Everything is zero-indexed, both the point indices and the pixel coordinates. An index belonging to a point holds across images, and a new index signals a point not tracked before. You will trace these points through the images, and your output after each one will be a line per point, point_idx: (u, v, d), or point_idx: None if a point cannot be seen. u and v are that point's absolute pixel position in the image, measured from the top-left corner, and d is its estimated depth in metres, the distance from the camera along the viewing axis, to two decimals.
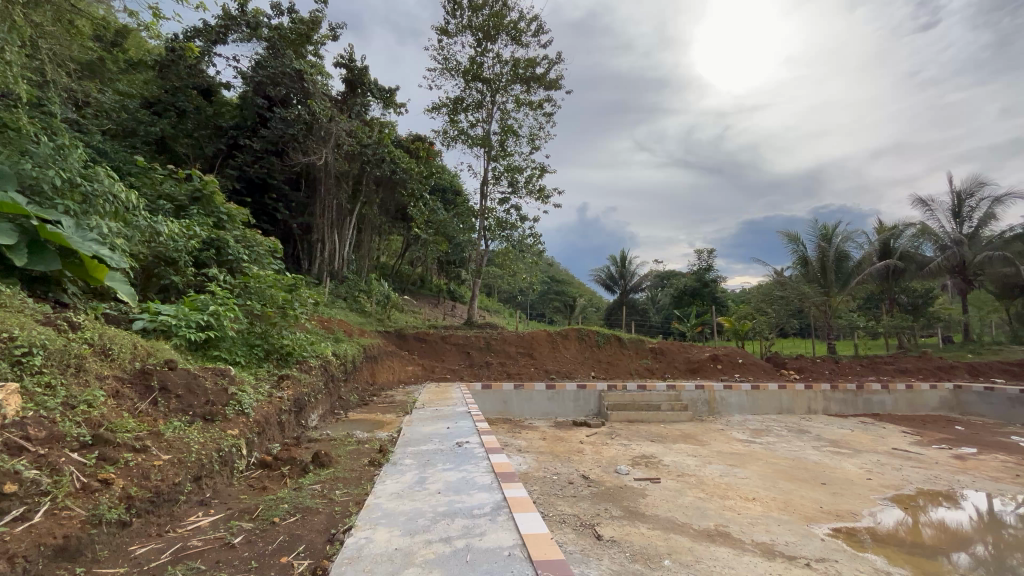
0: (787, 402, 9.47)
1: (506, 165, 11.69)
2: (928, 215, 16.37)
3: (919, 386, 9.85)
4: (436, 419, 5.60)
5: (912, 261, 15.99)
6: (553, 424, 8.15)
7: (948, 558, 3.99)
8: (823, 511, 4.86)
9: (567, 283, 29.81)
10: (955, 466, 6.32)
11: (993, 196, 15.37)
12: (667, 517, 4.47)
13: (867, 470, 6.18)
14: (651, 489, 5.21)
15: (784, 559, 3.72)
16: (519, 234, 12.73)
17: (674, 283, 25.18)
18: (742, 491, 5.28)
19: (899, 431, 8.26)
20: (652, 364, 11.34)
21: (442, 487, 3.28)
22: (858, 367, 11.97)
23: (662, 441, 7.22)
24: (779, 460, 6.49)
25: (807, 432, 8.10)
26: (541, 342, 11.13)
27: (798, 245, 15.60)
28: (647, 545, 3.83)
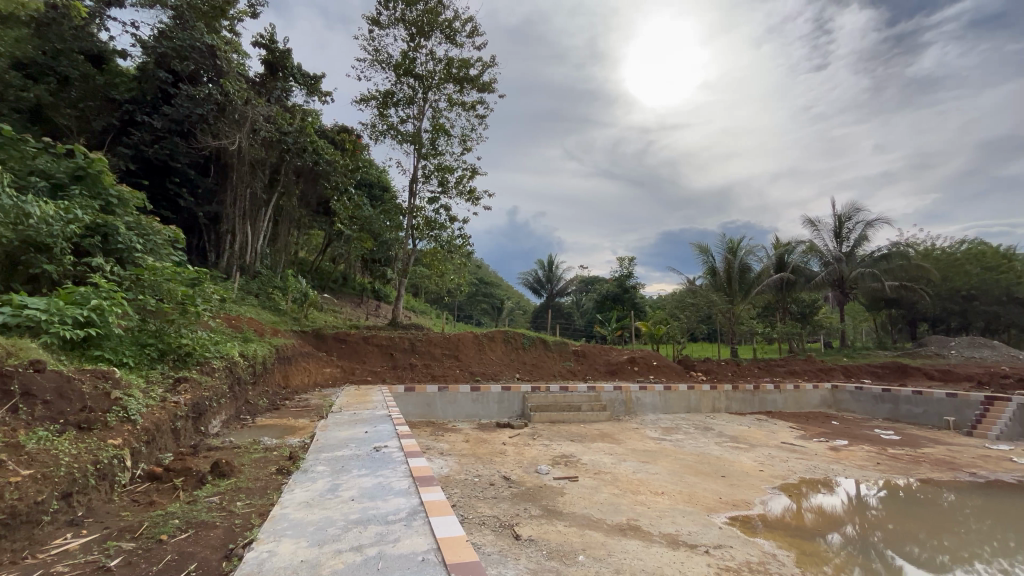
0: (695, 401, 10.19)
1: (437, 164, 11.53)
2: (816, 235, 18.43)
3: (804, 387, 11.04)
4: (353, 423, 5.38)
5: (802, 274, 17.89)
6: (477, 426, 8.13)
7: (823, 539, 4.50)
8: (722, 501, 5.29)
9: (496, 285, 29.99)
10: (831, 457, 7.16)
11: (866, 221, 17.65)
12: (583, 513, 4.63)
13: (760, 463, 6.82)
14: (569, 488, 5.37)
15: (686, 548, 3.99)
16: (448, 234, 12.58)
17: (597, 289, 26.22)
18: (652, 485, 5.61)
19: (787, 426, 9.20)
20: (575, 366, 11.72)
21: (356, 493, 3.15)
22: (755, 369, 13.17)
23: (581, 440, 7.48)
24: (686, 456, 6.96)
25: (711, 429, 8.77)
26: (467, 344, 11.08)
27: (708, 257, 16.89)
28: (563, 542, 3.94)
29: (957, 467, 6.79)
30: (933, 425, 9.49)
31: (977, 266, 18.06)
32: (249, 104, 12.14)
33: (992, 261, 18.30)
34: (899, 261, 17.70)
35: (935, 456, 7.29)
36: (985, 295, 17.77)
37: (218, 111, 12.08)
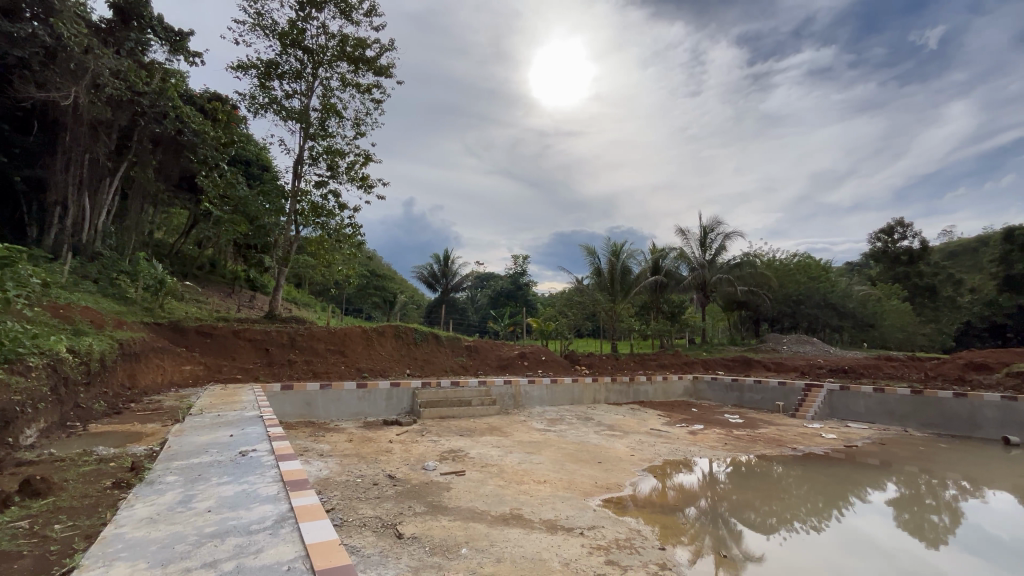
0: (578, 393, 10.85)
1: (326, 146, 10.78)
2: (685, 242, 20.66)
3: (671, 378, 12.33)
4: (215, 426, 4.81)
5: (673, 278, 19.92)
6: (361, 425, 7.78)
7: (681, 513, 5.05)
8: (598, 485, 5.69)
9: (390, 278, 29.02)
10: (689, 440, 8.09)
11: (725, 233, 20.19)
12: (467, 506, 4.67)
13: (631, 448, 7.47)
14: (456, 482, 5.38)
15: (563, 531, 4.23)
16: (336, 222, 11.86)
17: (492, 285, 26.69)
18: (535, 475, 5.86)
19: (655, 414, 10.21)
20: (467, 361, 11.78)
21: (213, 504, 2.82)
22: (631, 363, 14.41)
23: (470, 434, 7.54)
24: (567, 445, 7.38)
25: (591, 419, 9.41)
26: (354, 338, 10.55)
27: (594, 258, 18.03)
28: (447, 537, 3.93)
29: (784, 443, 8.07)
30: (768, 409, 11.18)
31: (803, 275, 21.98)
32: (92, 54, 9.98)
33: (815, 273, 22.35)
34: (747, 269, 20.76)
35: (768, 435, 8.60)
36: (809, 300, 21.44)
37: (48, 58, 9.83)
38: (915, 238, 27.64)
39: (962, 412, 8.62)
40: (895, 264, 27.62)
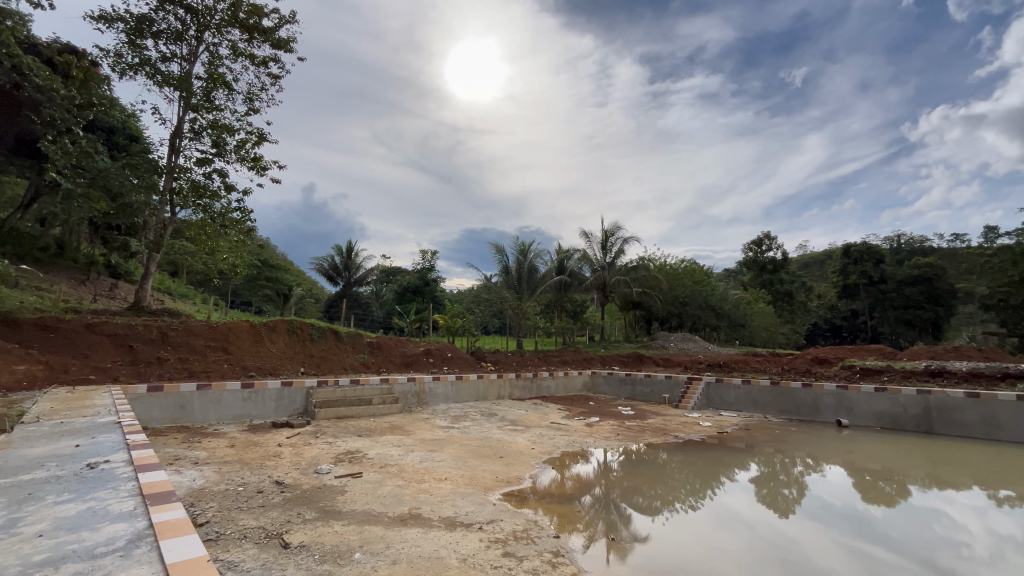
0: (482, 390, 10.96)
1: (211, 120, 9.69)
2: (588, 245, 21.76)
3: (571, 373, 12.95)
4: (56, 436, 4.09)
5: (576, 278, 20.93)
6: (247, 429, 7.13)
7: (577, 501, 5.31)
8: (498, 479, 5.78)
9: (285, 269, 26.97)
10: (585, 432, 8.54)
11: (624, 238, 21.56)
12: (363, 509, 4.48)
13: (532, 441, 7.70)
14: (352, 485, 5.13)
15: (462, 527, 4.24)
16: (222, 206, 10.71)
17: (398, 280, 25.97)
18: (437, 472, 5.80)
19: (556, 408, 10.62)
20: (369, 359, 11.31)
21: (47, 527, 2.39)
22: (535, 359, 14.86)
23: (370, 435, 7.26)
24: (470, 441, 7.40)
25: (494, 415, 9.53)
26: (241, 334, 9.64)
27: (502, 256, 18.26)
28: (338, 542, 3.73)
29: (667, 432, 8.84)
30: (656, 400, 12.17)
31: (689, 279, 24.21)
32: None
33: (699, 277, 24.74)
34: (642, 272, 22.13)
35: (654, 425, 9.35)
36: (693, 301, 23.70)
37: None
38: (778, 250, 31.72)
39: (808, 400, 10.06)
40: (762, 271, 31.44)
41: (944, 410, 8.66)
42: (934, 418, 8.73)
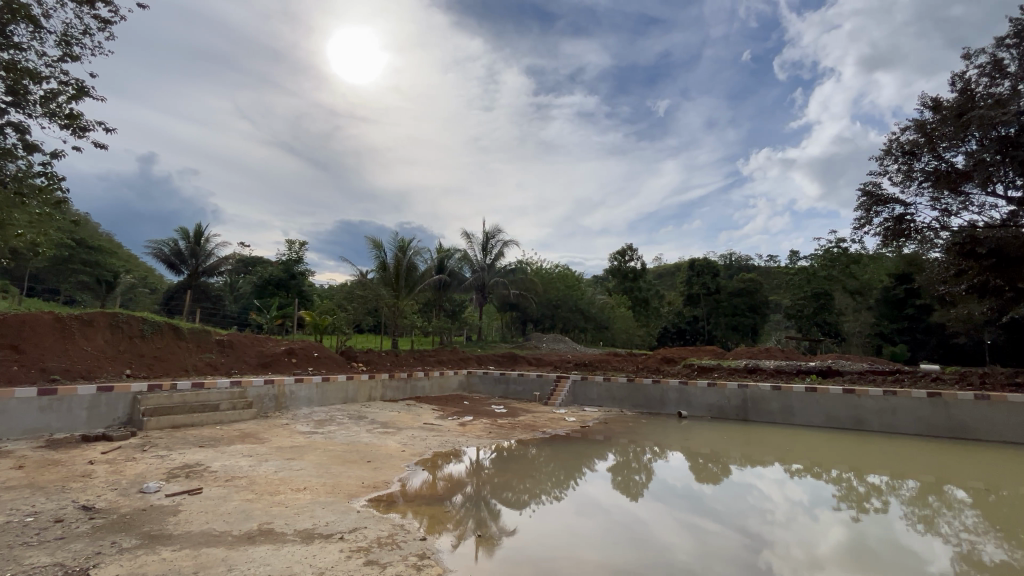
0: (352, 392, 10.40)
1: (7, 60, 7.74)
2: (469, 245, 21.92)
3: (447, 373, 12.95)
4: None
5: (456, 278, 20.93)
6: (44, 445, 5.81)
7: (447, 501, 5.28)
8: (364, 485, 5.50)
9: (111, 252, 22.66)
10: (458, 431, 8.56)
11: (503, 240, 22.12)
12: (200, 530, 3.92)
13: (402, 444, 7.48)
14: (188, 504, 4.46)
15: (320, 539, 3.94)
16: (18, 169, 8.58)
17: (258, 271, 23.47)
18: (295, 482, 5.33)
19: (429, 409, 10.48)
20: (217, 359, 10.03)
21: None
22: (410, 359, 14.54)
23: (214, 445, 6.40)
24: (335, 447, 6.94)
25: (364, 418, 9.08)
26: (41, 330, 7.88)
27: (379, 252, 17.57)
28: (166, 571, 3.22)
29: (536, 428, 9.26)
30: (527, 398, 12.69)
31: (562, 284, 25.83)
32: None
33: (570, 283, 26.58)
34: (520, 275, 23.12)
35: (525, 422, 9.73)
36: (564, 305, 25.47)
37: None
38: (638, 260, 35.35)
39: (656, 395, 11.34)
40: (624, 279, 34.89)
41: (757, 401, 10.39)
42: (750, 407, 10.44)
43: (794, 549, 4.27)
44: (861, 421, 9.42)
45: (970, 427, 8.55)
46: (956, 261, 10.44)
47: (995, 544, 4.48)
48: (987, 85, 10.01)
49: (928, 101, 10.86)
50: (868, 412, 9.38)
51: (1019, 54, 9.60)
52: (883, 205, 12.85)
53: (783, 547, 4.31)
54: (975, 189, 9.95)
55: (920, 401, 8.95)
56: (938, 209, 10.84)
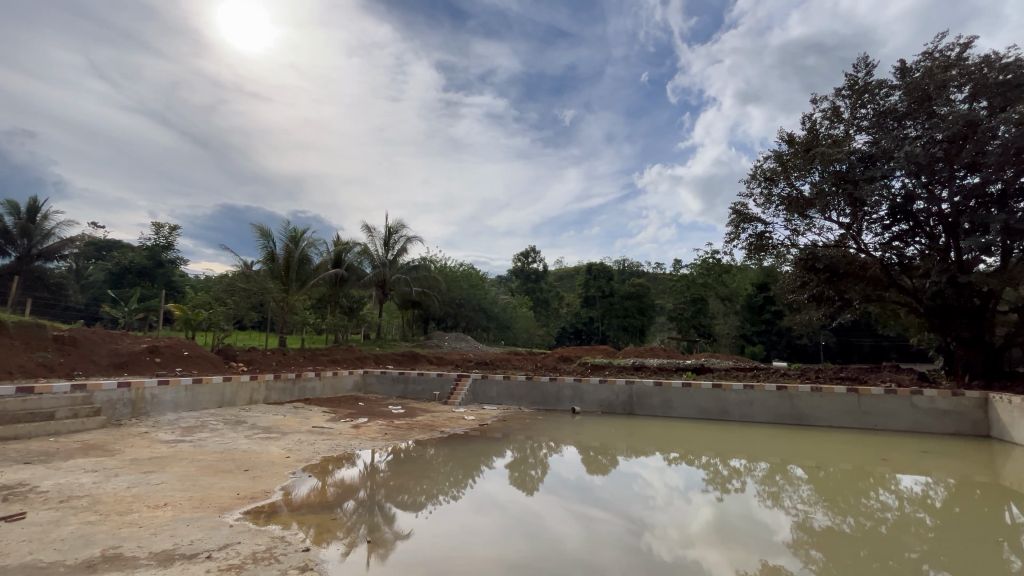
0: (229, 395, 9.43)
1: None
2: (370, 239, 21.08)
3: (340, 373, 12.28)
4: None
5: (354, 273, 19.88)
6: None
7: (337, 508, 4.99)
8: (239, 497, 5.00)
9: None
10: (351, 434, 8.17)
11: (407, 236, 21.56)
12: (20, 564, 3.27)
13: (287, 450, 6.94)
14: (4, 533, 3.70)
15: (182, 560, 3.50)
16: None
17: (115, 257, 20.35)
18: (152, 498, 4.68)
19: (320, 411, 9.85)
20: (54, 359, 8.50)
21: None
22: (300, 359, 13.56)
23: (46, 460, 5.40)
24: (206, 456, 6.23)
25: (243, 422, 8.26)
26: None
27: (267, 242, 16.19)
28: None
29: (434, 428, 9.14)
30: (426, 398, 12.49)
31: (465, 283, 25.89)
32: None
33: (473, 282, 26.75)
34: (424, 272, 22.39)
35: (422, 422, 9.57)
36: (467, 303, 25.61)
37: None
38: (540, 262, 36.56)
39: (552, 392, 11.80)
40: (527, 280, 35.94)
41: (642, 395, 11.28)
42: (635, 402, 11.30)
43: (671, 530, 4.69)
44: (725, 412, 10.65)
45: (808, 415, 10.08)
46: (802, 274, 12.22)
47: (823, 512, 5.34)
48: (828, 127, 11.88)
49: (785, 135, 12.60)
50: (731, 404, 10.63)
51: (851, 104, 11.53)
52: (748, 223, 14.66)
53: (661, 530, 4.71)
54: (817, 214, 11.75)
55: (771, 393, 10.35)
56: (789, 229, 12.61)
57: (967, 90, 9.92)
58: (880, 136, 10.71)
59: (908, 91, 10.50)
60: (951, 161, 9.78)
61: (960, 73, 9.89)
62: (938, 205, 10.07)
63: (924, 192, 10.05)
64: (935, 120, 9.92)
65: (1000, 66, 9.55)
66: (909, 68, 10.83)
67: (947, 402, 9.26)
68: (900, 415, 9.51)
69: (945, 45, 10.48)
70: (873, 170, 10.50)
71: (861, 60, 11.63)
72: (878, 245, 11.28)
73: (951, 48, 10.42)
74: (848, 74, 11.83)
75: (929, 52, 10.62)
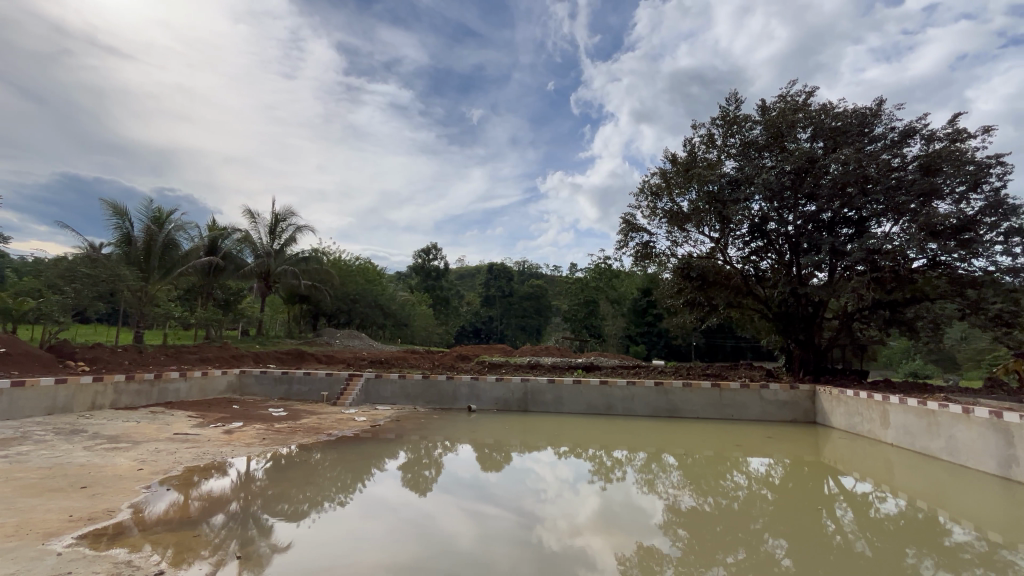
0: (63, 400, 7.98)
1: None
2: (253, 226, 19.20)
3: (211, 373, 11.02)
4: None
5: (232, 262, 17.88)
6: None
7: (202, 524, 4.46)
8: (73, 519, 4.25)
9: None
10: (222, 440, 7.36)
11: (296, 225, 20.04)
12: None
13: (139, 461, 6.05)
14: None
15: None
16: None
17: None
18: None
19: (183, 416, 8.71)
20: None
21: None
22: (161, 357, 11.92)
23: None
24: (27, 474, 5.19)
25: (80, 432, 7.02)
26: None
27: (122, 221, 14.00)
28: None
29: (320, 430, 8.60)
30: (313, 399, 11.70)
31: (361, 278, 24.71)
32: None
33: (370, 277, 25.59)
34: (314, 265, 20.74)
35: (307, 425, 8.92)
36: (362, 299, 24.39)
37: None
38: (441, 260, 36.05)
39: (449, 390, 11.74)
40: (428, 277, 34.14)
41: (536, 393, 11.68)
42: (529, 400, 11.67)
43: (559, 521, 4.91)
44: (611, 407, 11.45)
45: (679, 408, 11.21)
46: (679, 282, 13.54)
47: (689, 494, 5.97)
48: (704, 151, 13.31)
49: (669, 155, 13.87)
50: (616, 400, 11.45)
51: (723, 132, 13.03)
52: (635, 232, 15.91)
53: (551, 522, 4.90)
54: (693, 228, 13.11)
55: (650, 389, 11.34)
56: (670, 240, 13.90)
57: (810, 132, 11.76)
58: (744, 163, 12.26)
59: (767, 127, 12.15)
60: (796, 190, 11.51)
61: (805, 117, 11.69)
62: (785, 226, 11.79)
63: (776, 215, 11.72)
64: (786, 154, 11.61)
65: (833, 114, 11.47)
66: (768, 107, 12.54)
67: (787, 394, 10.89)
68: (752, 407, 10.98)
69: (795, 91, 12.31)
70: (738, 192, 11.98)
71: (732, 95, 13.21)
72: (740, 258, 12.91)
73: (799, 94, 12.27)
74: (721, 106, 13.37)
75: (783, 95, 12.40)
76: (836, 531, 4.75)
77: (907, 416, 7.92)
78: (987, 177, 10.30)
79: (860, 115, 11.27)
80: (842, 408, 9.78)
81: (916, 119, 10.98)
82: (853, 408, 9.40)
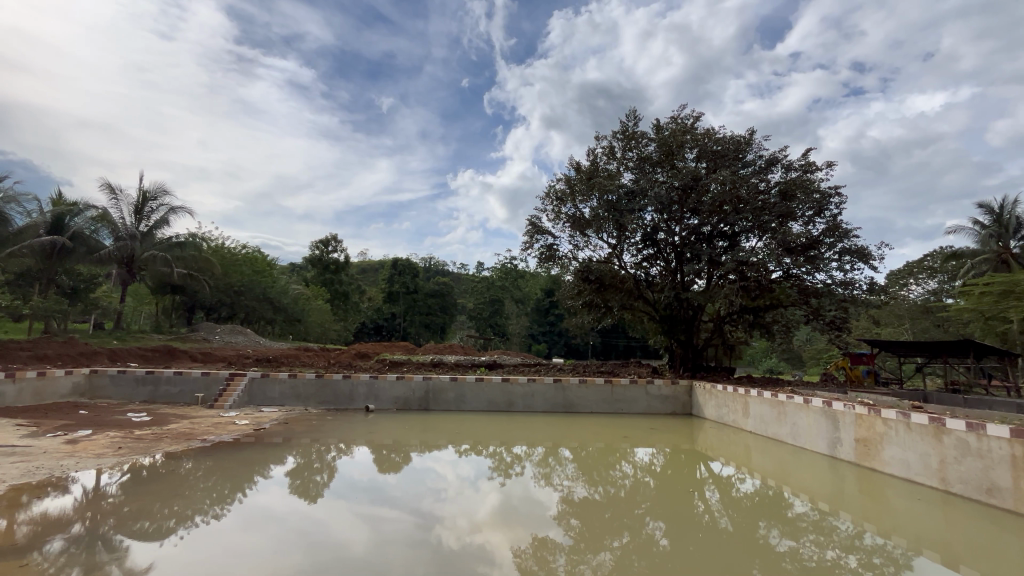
0: None
1: None
2: (113, 203, 16.61)
3: (51, 373, 9.36)
4: None
5: (83, 243, 15.14)
6: None
7: (31, 552, 3.76)
8: None
9: None
10: (63, 452, 6.28)
11: (170, 206, 17.72)
12: None
13: None
14: None
15: None
16: None
17: None
18: None
19: (11, 425, 7.28)
20: None
21: None
22: None
23: None
24: None
25: None
26: None
27: None
28: None
29: (192, 437, 7.69)
30: (184, 402, 10.41)
31: (248, 268, 22.58)
32: None
33: (258, 267, 23.37)
34: (191, 252, 18.37)
35: (176, 430, 7.93)
36: (248, 292, 22.14)
37: None
38: (341, 252, 34.10)
39: (345, 390, 11.15)
40: (325, 271, 31.99)
41: (437, 392, 11.53)
42: (430, 398, 11.49)
43: (458, 520, 4.88)
44: (511, 404, 11.70)
45: (575, 403, 11.80)
46: (579, 284, 14.24)
47: (581, 485, 6.32)
48: (606, 162, 14.17)
49: (574, 162, 14.52)
50: (517, 396, 11.74)
51: (622, 146, 13.97)
52: (540, 234, 16.41)
53: (450, 520, 4.87)
54: (593, 233, 13.87)
55: (549, 385, 11.78)
56: (572, 243, 14.56)
57: (695, 152, 13.06)
58: (640, 176, 13.25)
59: (660, 144, 13.25)
60: (683, 204, 12.72)
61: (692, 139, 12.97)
62: (673, 236, 12.96)
63: (665, 226, 12.84)
64: (675, 171, 12.77)
65: (714, 139, 12.86)
66: (661, 126, 13.70)
67: (669, 389, 11.97)
68: (639, 401, 11.89)
69: (685, 116, 13.59)
70: (633, 203, 12.91)
71: (631, 113, 14.21)
72: (633, 264, 13.94)
73: (688, 118, 13.58)
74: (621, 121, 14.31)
75: (674, 117, 13.63)
76: (705, 510, 5.34)
77: (763, 407, 9.12)
78: (828, 204, 12.28)
79: (735, 142, 12.78)
80: (713, 400, 10.99)
81: (778, 151, 12.72)
82: (722, 401, 10.60)
